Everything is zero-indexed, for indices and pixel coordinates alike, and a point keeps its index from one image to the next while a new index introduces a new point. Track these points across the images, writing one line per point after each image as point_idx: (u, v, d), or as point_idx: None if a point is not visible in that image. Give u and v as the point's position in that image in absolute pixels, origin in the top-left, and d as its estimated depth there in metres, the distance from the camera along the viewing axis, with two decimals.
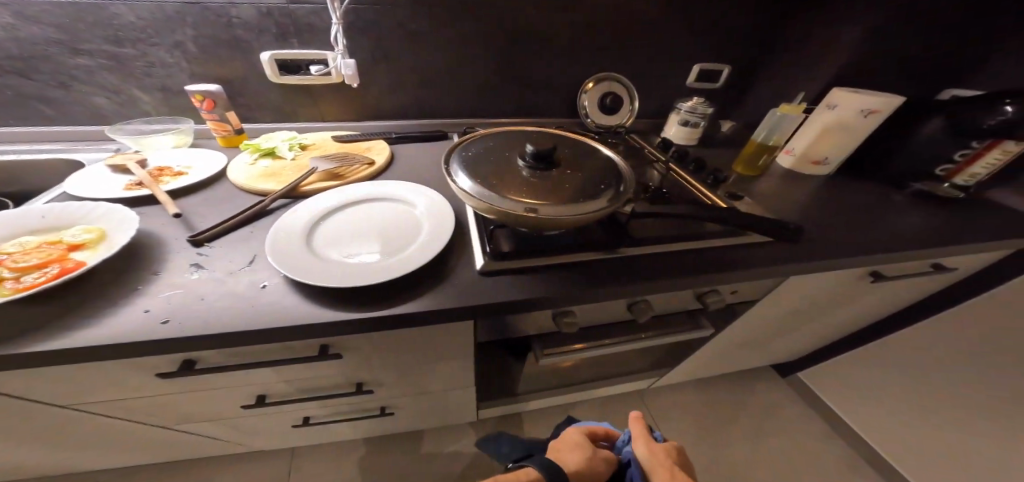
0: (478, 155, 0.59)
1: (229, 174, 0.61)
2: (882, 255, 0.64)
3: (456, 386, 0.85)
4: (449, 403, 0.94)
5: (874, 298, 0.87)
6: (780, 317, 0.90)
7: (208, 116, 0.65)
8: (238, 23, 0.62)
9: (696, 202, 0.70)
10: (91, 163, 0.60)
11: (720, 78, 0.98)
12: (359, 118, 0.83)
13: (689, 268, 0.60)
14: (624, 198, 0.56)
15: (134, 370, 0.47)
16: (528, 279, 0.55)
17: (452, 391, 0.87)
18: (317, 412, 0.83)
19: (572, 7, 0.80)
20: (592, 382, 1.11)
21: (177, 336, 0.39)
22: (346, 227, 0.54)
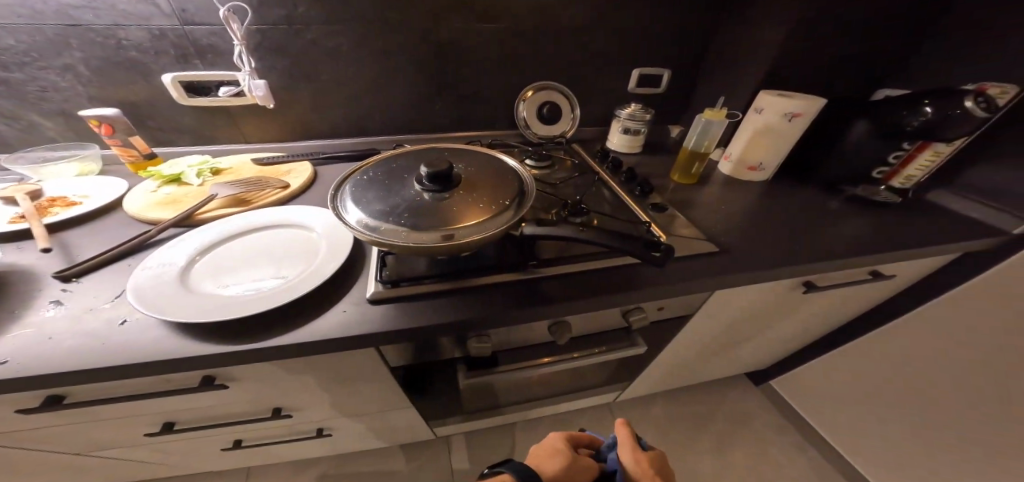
0: (373, 180, 0.57)
1: (126, 203, 0.59)
2: (805, 265, 0.61)
3: (391, 407, 0.82)
4: (391, 423, 0.91)
5: (821, 305, 0.84)
6: (727, 328, 0.86)
7: (111, 142, 0.64)
8: (129, 45, 0.62)
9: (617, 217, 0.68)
10: None
11: (662, 83, 0.96)
12: (284, 138, 0.83)
13: (596, 288, 0.58)
14: (521, 216, 0.54)
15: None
16: (420, 305, 0.53)
17: (389, 412, 0.85)
18: (249, 435, 0.81)
19: (488, 17, 0.78)
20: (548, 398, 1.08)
21: (8, 378, 0.38)
22: (234, 259, 0.53)
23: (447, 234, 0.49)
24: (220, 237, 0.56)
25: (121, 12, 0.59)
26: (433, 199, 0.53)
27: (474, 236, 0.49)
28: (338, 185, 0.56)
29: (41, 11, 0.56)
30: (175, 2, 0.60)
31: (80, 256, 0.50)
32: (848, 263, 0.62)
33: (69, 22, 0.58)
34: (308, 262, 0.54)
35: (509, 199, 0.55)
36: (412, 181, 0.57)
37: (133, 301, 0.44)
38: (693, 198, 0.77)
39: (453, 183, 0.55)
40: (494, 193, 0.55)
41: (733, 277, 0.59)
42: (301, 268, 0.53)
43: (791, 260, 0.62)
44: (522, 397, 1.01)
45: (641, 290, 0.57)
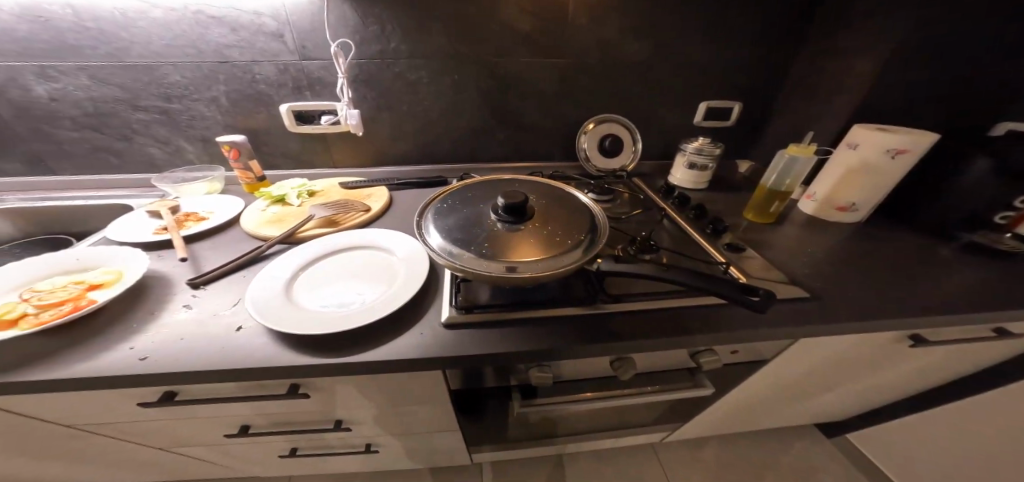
0: (451, 208, 0.59)
1: (242, 221, 0.67)
2: (921, 317, 0.54)
3: (439, 430, 0.80)
4: (436, 448, 0.89)
5: (924, 359, 0.73)
6: (807, 377, 0.77)
7: (235, 165, 0.75)
8: (261, 78, 0.72)
9: (690, 255, 0.65)
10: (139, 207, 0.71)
11: (731, 115, 0.93)
12: (366, 164, 0.90)
13: (675, 327, 0.55)
14: (596, 251, 0.53)
15: (122, 398, 0.53)
16: (498, 332, 0.52)
17: (437, 436, 0.83)
18: (303, 444, 0.82)
19: (563, 51, 0.81)
20: (595, 433, 0.97)
21: (154, 372, 0.42)
22: (324, 278, 0.56)
23: (519, 265, 0.49)
24: (314, 255, 0.60)
25: (258, 51, 0.69)
26: (509, 230, 0.54)
27: (549, 269, 0.49)
28: (420, 210, 0.58)
29: (202, 51, 0.67)
30: (299, 41, 0.70)
31: (206, 266, 0.56)
32: (971, 317, 0.54)
33: (220, 60, 0.68)
34: (388, 283, 0.56)
35: (582, 234, 0.55)
36: (488, 209, 0.58)
37: (250, 309, 0.48)
38: (774, 236, 0.72)
39: (528, 215, 0.55)
40: (568, 228, 0.55)
41: (832, 324, 0.54)
42: (384, 288, 0.55)
43: (903, 310, 0.55)
44: (560, 429, 0.92)
45: (726, 333, 0.53)
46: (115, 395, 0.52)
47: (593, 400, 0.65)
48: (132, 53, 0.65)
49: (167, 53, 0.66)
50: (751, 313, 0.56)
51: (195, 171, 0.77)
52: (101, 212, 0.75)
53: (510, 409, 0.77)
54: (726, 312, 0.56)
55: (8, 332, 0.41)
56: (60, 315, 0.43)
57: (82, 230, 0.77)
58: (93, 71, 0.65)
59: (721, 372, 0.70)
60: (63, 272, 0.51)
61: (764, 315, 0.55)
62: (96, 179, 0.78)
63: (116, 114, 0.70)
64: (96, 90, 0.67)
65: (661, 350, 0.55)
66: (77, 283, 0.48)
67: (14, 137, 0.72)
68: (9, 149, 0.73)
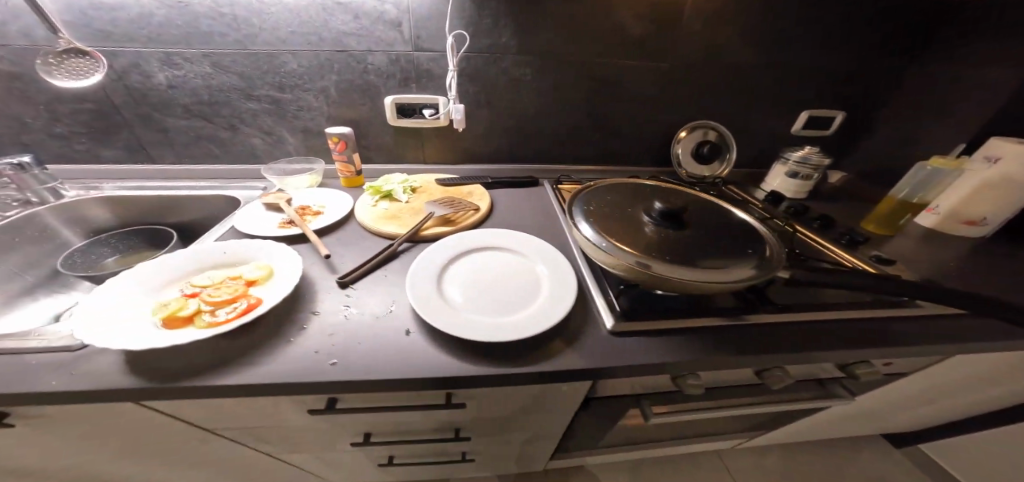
0: (599, 204, 0.57)
1: (357, 216, 0.65)
2: None
3: (537, 447, 0.75)
4: (523, 463, 0.83)
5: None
6: (927, 396, 0.73)
7: (338, 157, 0.74)
8: (372, 69, 0.70)
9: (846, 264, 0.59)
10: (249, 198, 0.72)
11: (832, 124, 0.90)
12: (454, 161, 0.87)
13: (861, 339, 0.49)
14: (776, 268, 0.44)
15: (246, 416, 0.48)
16: (667, 342, 0.47)
17: (530, 453, 0.77)
18: (404, 451, 0.68)
19: (676, 51, 0.78)
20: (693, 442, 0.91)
21: (346, 379, 0.39)
22: (466, 277, 0.53)
23: (677, 274, 0.45)
24: (449, 255, 0.57)
25: (375, 39, 0.67)
26: (668, 234, 0.51)
27: (730, 277, 0.44)
28: (567, 209, 0.56)
29: (323, 39, 0.66)
30: (415, 30, 0.68)
31: (340, 265, 0.54)
32: None
33: (338, 48, 0.67)
34: (534, 290, 0.52)
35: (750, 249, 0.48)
36: (638, 212, 0.55)
37: (417, 309, 0.47)
38: (907, 249, 0.68)
39: (685, 222, 0.52)
40: (730, 239, 0.50)
41: (1010, 343, 0.50)
42: (535, 291, 0.51)
43: None
44: (645, 439, 0.77)
45: (914, 349, 0.48)
46: (241, 415, 0.47)
47: (743, 407, 0.58)
48: (258, 40, 0.64)
49: (291, 40, 0.65)
50: (929, 327, 0.51)
51: (295, 163, 0.78)
52: (207, 202, 0.75)
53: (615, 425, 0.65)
54: (902, 325, 0.51)
55: (189, 329, 0.40)
56: (236, 312, 0.42)
57: (180, 219, 0.77)
58: (216, 59, 0.65)
59: (868, 388, 0.61)
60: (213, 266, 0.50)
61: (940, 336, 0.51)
62: (197, 169, 0.77)
63: (226, 102, 0.70)
64: (215, 78, 0.67)
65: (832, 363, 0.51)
66: (232, 279, 0.48)
67: (124, 123, 0.71)
68: (115, 136, 0.72)
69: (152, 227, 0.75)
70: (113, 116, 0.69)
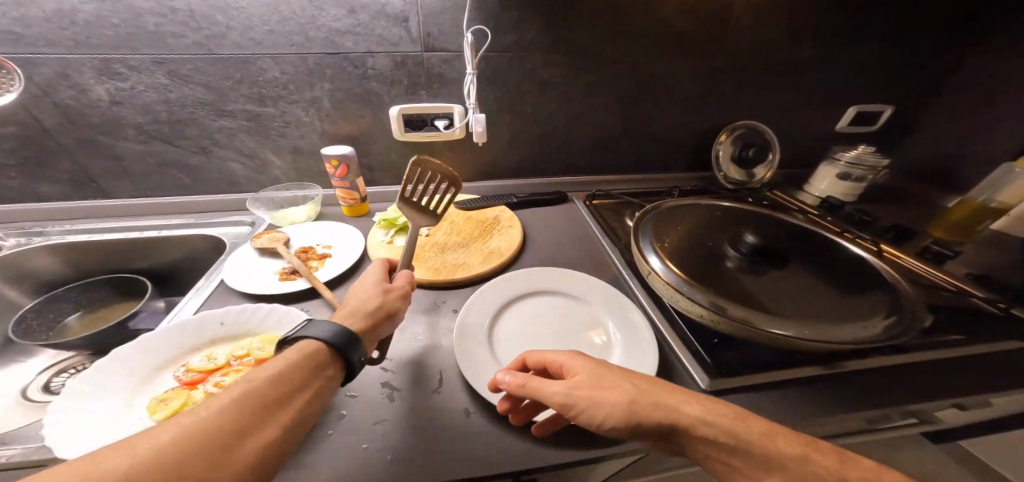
0: (677, 230, 0.52)
1: (373, 258, 0.55)
2: None
3: None
4: None
5: None
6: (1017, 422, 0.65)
7: (338, 183, 0.61)
8: (373, 74, 0.58)
9: (945, 290, 0.52)
10: (237, 239, 0.60)
11: (879, 119, 0.83)
12: (472, 177, 0.77)
13: (996, 383, 0.41)
14: (901, 329, 0.38)
15: None
16: (776, 408, 0.38)
17: None
18: None
19: (718, 43, 0.69)
20: None
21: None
22: (524, 329, 0.46)
23: (781, 324, 0.38)
24: (499, 303, 0.48)
25: (377, 38, 0.55)
26: (752, 270, 0.47)
27: (844, 335, 0.37)
28: (633, 240, 0.49)
29: (311, 39, 0.53)
30: (425, 27, 0.57)
31: None
32: None
33: (330, 50, 0.55)
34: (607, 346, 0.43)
35: (860, 299, 0.43)
36: (719, 244, 0.51)
37: (472, 378, 0.39)
38: (993, 257, 0.61)
39: (773, 262, 0.48)
40: (828, 287, 0.45)
41: None
42: (606, 349, 0.43)
43: None
44: None
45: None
46: None
47: None
48: (226, 42, 0.51)
49: (269, 41, 0.52)
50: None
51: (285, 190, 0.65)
52: (183, 242, 0.62)
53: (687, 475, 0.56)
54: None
55: None
56: None
57: (151, 262, 0.64)
58: (171, 66, 0.52)
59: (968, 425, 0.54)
60: (213, 342, 0.42)
61: None
62: (165, 203, 0.64)
63: (192, 121, 0.57)
64: (173, 90, 0.54)
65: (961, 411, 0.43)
66: (241, 361, 0.40)
67: (61, 152, 0.57)
68: (51, 167, 0.58)
69: (123, 277, 0.62)
70: (46, 143, 0.56)
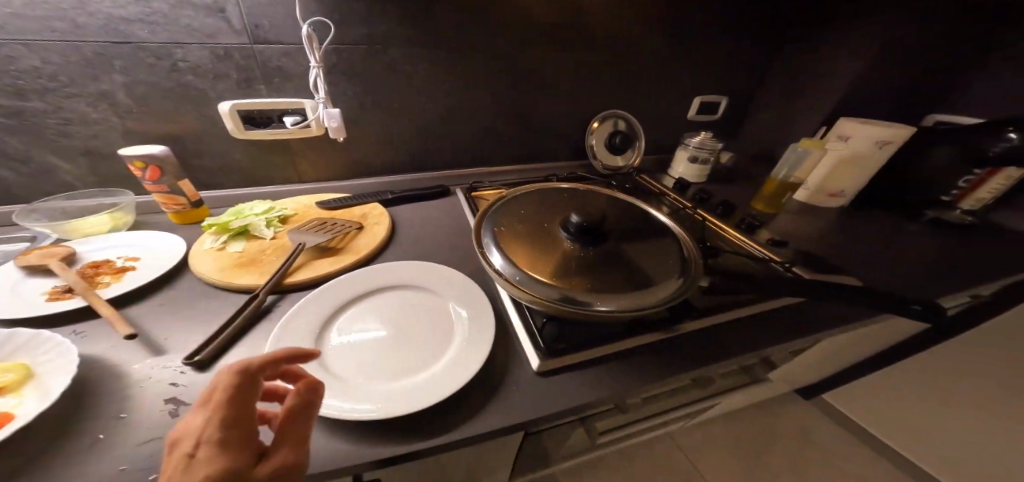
0: (512, 222, 0.50)
1: (194, 266, 0.46)
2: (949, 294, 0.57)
3: None
4: None
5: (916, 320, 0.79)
6: (828, 356, 0.78)
7: (151, 187, 0.52)
8: (185, 67, 0.52)
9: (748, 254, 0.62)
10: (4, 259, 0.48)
11: (719, 109, 0.97)
12: (346, 175, 0.73)
13: (771, 332, 0.49)
14: (692, 281, 0.46)
15: None
16: (595, 380, 0.40)
17: None
18: None
19: (569, 44, 0.75)
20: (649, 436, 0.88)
21: None
22: (363, 329, 0.42)
23: (602, 300, 0.42)
24: (333, 304, 0.44)
25: (184, 29, 0.49)
26: (586, 251, 0.47)
27: (655, 298, 0.43)
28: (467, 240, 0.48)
29: (84, 25, 0.45)
30: (248, 18, 0.52)
31: (171, 344, 0.37)
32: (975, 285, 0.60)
33: (117, 39, 0.47)
34: (452, 333, 0.42)
35: (668, 259, 0.48)
36: (554, 228, 0.51)
37: (286, 391, 0.33)
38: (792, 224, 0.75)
39: (602, 235, 0.49)
40: (647, 252, 0.48)
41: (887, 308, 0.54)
42: (447, 339, 0.42)
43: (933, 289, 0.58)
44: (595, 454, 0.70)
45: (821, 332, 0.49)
46: None
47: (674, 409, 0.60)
48: None
49: (13, 25, 0.43)
50: (827, 307, 0.53)
51: (84, 198, 0.55)
52: None
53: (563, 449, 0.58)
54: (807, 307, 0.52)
55: None
56: None
57: None
58: None
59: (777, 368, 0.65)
60: None
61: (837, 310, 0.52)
62: None
63: None
64: None
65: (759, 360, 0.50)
66: None
67: None
68: None
69: None
70: None
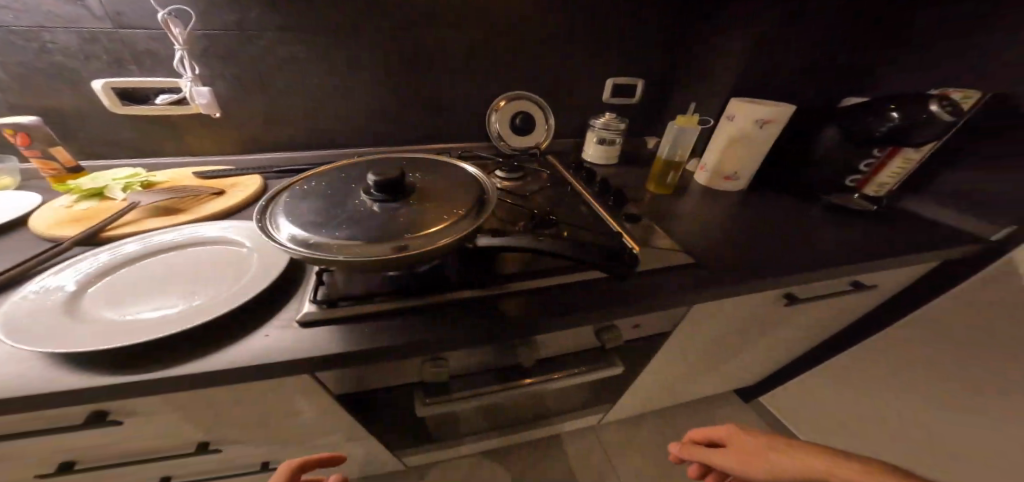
0: (313, 189, 0.48)
1: (32, 220, 0.51)
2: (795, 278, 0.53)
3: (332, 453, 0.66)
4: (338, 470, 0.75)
5: (815, 311, 0.74)
6: (716, 344, 0.75)
7: (29, 153, 0.59)
8: (55, 48, 0.58)
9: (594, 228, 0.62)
10: None
11: (635, 92, 0.97)
12: (240, 151, 0.78)
13: (572, 302, 0.48)
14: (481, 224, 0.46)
15: None
16: (354, 334, 0.41)
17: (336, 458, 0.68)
18: (82, 457, 0.47)
19: (452, 27, 0.77)
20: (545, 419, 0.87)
21: None
22: (141, 276, 0.43)
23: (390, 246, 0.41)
24: (130, 255, 0.46)
25: (45, 14, 0.55)
26: (385, 208, 0.46)
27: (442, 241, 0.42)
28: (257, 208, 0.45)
29: None
30: (107, 4, 0.57)
31: None
32: (836, 271, 0.56)
33: None
34: (228, 282, 0.44)
35: (466, 207, 0.48)
36: (359, 191, 0.49)
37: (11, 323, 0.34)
38: (672, 206, 0.73)
39: (404, 191, 0.49)
40: (447, 202, 0.48)
41: (713, 288, 0.51)
42: (222, 287, 0.42)
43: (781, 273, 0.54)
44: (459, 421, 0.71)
45: (628, 307, 0.48)
46: None
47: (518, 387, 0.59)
48: None
49: None
50: (649, 283, 0.52)
51: None
52: None
53: (396, 411, 0.60)
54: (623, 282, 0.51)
55: None
56: None
57: None
58: None
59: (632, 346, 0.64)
60: None
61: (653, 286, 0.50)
62: None
63: None
64: None
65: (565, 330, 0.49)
66: None
67: None
68: None
69: None
70: None
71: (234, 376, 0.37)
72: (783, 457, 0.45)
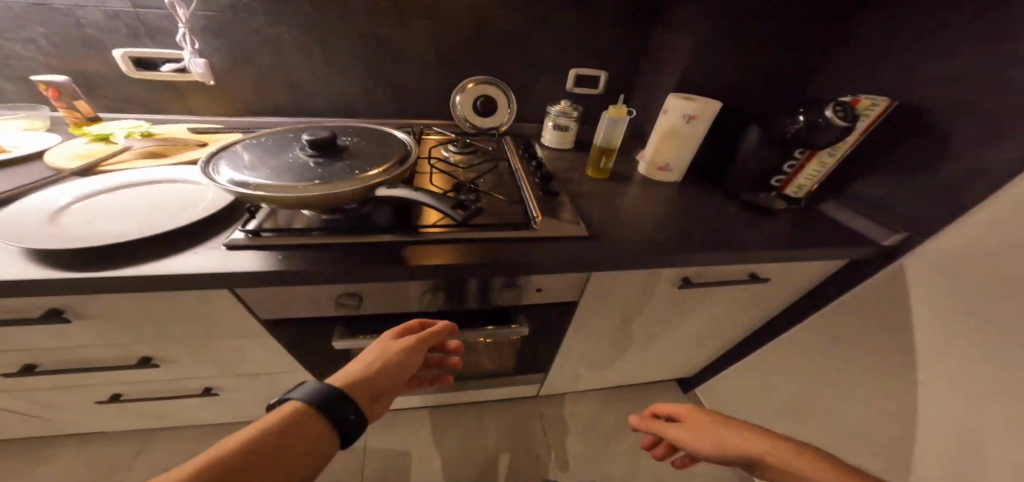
0: (260, 146, 0.58)
1: (49, 154, 0.64)
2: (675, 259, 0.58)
3: (273, 379, 0.76)
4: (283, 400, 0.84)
5: (731, 300, 0.77)
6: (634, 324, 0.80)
7: (58, 104, 0.72)
8: (86, 23, 0.71)
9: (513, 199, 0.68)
10: None
11: (599, 84, 1.02)
12: (232, 114, 0.90)
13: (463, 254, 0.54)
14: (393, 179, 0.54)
15: None
16: (267, 261, 0.49)
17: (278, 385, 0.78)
18: (56, 348, 0.58)
19: (420, 17, 0.85)
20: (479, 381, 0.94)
21: None
22: (113, 203, 0.54)
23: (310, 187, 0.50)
24: (110, 186, 0.57)
25: None
26: (316, 162, 0.55)
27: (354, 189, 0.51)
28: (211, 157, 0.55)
29: None
30: None
31: None
32: (722, 258, 0.60)
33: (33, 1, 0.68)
34: (175, 212, 0.54)
35: (386, 166, 0.56)
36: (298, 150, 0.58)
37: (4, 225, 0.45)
38: (600, 190, 0.78)
39: (335, 150, 0.57)
40: (370, 161, 0.56)
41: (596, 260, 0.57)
42: (170, 215, 0.52)
43: (666, 253, 0.59)
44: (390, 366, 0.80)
45: (511, 266, 0.53)
46: None
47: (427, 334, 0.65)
48: None
49: None
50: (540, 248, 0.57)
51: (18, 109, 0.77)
52: None
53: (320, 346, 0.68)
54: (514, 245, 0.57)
55: None
56: None
57: None
58: None
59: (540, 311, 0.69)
60: None
61: (540, 252, 0.56)
62: None
63: None
64: None
65: (461, 280, 0.56)
66: None
67: None
68: None
69: None
70: None
71: (156, 282, 0.46)
72: (734, 433, 0.51)
